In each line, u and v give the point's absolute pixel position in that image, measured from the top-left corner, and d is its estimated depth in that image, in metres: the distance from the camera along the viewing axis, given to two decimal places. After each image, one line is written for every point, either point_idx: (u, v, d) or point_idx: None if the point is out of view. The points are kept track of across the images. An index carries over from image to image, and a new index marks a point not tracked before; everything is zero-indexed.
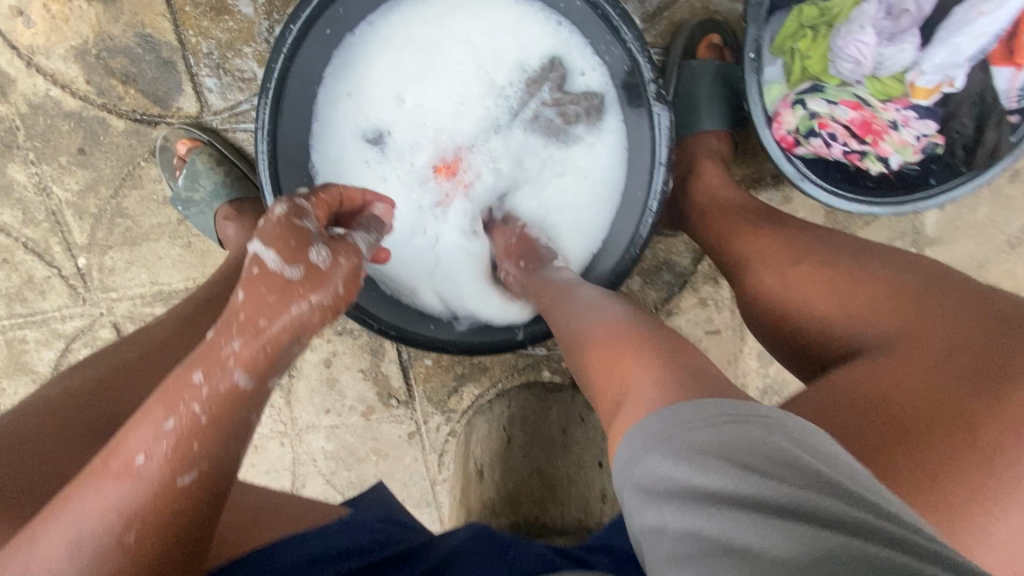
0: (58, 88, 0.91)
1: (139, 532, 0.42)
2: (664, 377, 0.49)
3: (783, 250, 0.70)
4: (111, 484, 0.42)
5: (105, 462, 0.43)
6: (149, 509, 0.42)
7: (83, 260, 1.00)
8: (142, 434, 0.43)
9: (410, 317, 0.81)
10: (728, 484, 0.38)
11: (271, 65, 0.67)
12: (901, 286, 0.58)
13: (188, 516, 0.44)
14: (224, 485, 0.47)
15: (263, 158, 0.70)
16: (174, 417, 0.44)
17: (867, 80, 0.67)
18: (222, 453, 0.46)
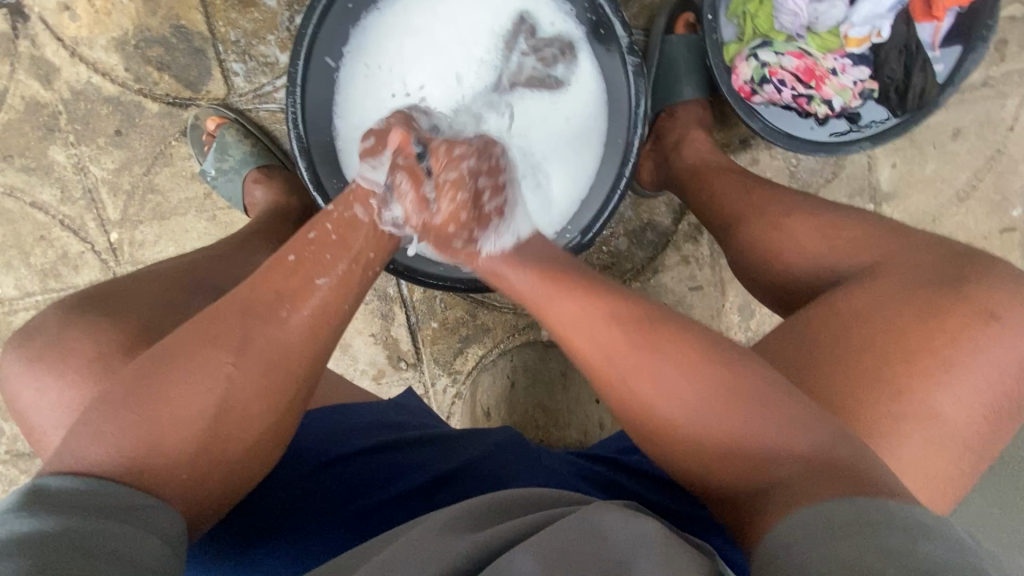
0: (99, 76, 1.02)
1: (301, 311, 0.55)
2: (752, 418, 0.50)
3: (776, 203, 0.78)
4: (278, 275, 0.56)
5: (270, 265, 0.57)
6: (306, 299, 0.56)
7: (115, 234, 1.09)
8: (297, 243, 0.59)
9: (418, 260, 0.90)
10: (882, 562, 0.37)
11: (303, 31, 0.76)
12: (871, 225, 0.70)
13: (331, 313, 0.57)
14: (352, 301, 0.60)
15: (291, 115, 0.79)
16: (316, 231, 0.60)
17: (807, 35, 0.79)
18: (353, 273, 0.60)
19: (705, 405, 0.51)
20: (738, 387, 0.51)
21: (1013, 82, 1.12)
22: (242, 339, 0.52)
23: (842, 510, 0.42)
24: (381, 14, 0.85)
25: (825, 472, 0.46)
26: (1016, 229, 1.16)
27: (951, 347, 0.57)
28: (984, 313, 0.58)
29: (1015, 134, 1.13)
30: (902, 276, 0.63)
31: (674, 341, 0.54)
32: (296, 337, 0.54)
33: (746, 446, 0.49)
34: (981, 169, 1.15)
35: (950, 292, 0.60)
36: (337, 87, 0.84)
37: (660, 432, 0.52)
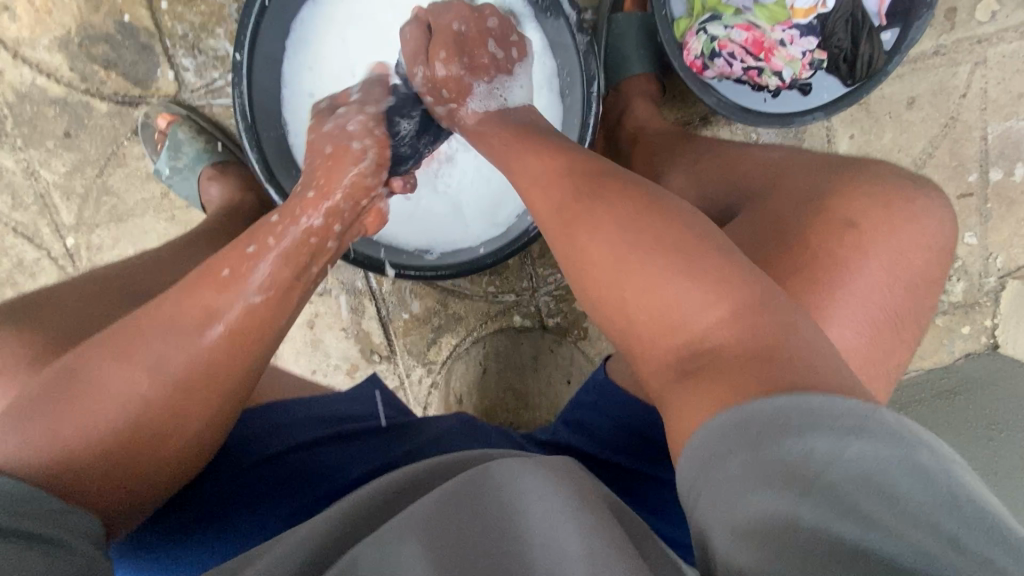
0: (43, 76, 0.99)
1: (221, 327, 0.55)
2: (685, 296, 0.48)
3: (690, 152, 0.81)
4: (205, 289, 0.56)
5: (200, 278, 0.57)
6: (226, 314, 0.56)
7: (71, 239, 1.06)
8: (229, 257, 0.59)
9: (383, 251, 0.89)
10: (803, 506, 0.34)
11: (244, 20, 0.75)
12: (766, 158, 0.71)
13: (258, 332, 0.58)
14: (281, 324, 0.61)
15: (239, 104, 0.78)
16: (255, 243, 0.61)
17: (755, 8, 0.80)
18: (287, 290, 0.61)
19: (630, 261, 0.51)
20: (671, 246, 0.51)
21: (964, 50, 1.13)
22: (157, 356, 0.53)
23: (777, 404, 0.39)
24: (322, 2, 0.83)
25: (761, 351, 0.44)
26: (972, 194, 1.19)
27: (814, 264, 0.58)
28: (845, 224, 0.59)
29: (968, 101, 1.15)
30: (776, 201, 0.64)
31: (655, 220, 0.52)
32: (217, 356, 0.55)
33: (675, 327, 0.49)
34: (937, 136, 1.17)
35: (817, 208, 0.61)
36: (282, 79, 0.84)
37: (599, 310, 0.54)
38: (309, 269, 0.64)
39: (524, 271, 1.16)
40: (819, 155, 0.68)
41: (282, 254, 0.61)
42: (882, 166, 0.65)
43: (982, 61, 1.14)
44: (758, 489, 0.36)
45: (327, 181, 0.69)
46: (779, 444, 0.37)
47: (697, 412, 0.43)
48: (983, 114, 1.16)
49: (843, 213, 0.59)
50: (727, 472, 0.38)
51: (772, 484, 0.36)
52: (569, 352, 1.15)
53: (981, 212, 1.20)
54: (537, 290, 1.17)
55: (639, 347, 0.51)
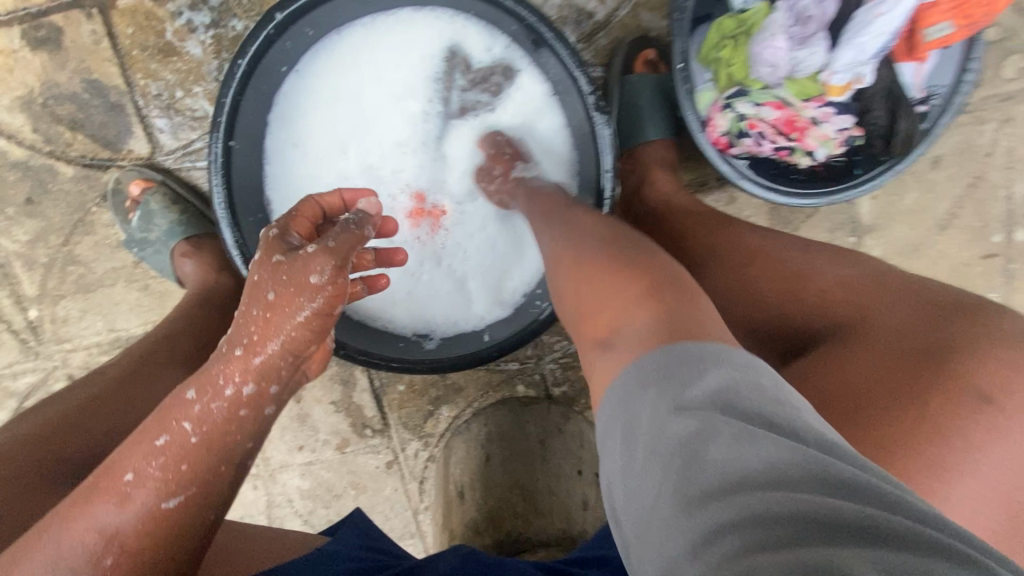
0: (2, 138, 0.90)
1: (171, 502, 0.48)
2: (632, 312, 0.49)
3: (738, 252, 0.70)
4: (102, 504, 0.46)
5: (97, 482, 0.47)
6: (129, 537, 0.46)
7: (34, 312, 0.97)
8: (135, 453, 0.48)
9: (378, 341, 0.81)
10: (722, 454, 0.35)
11: (221, 100, 0.66)
12: (848, 281, 0.61)
13: (182, 533, 0.49)
14: (218, 504, 0.51)
15: (216, 192, 0.69)
16: (166, 434, 0.49)
17: (785, 83, 0.72)
18: (215, 475, 0.51)
19: (592, 282, 0.55)
20: (620, 263, 0.55)
21: (990, 107, 1.08)
22: (84, 556, 0.45)
23: (660, 359, 0.43)
24: (307, 70, 0.76)
25: (675, 327, 0.46)
26: (997, 255, 1.14)
27: (939, 441, 0.48)
28: (979, 397, 0.49)
29: (994, 160, 1.10)
30: (880, 344, 0.54)
31: (623, 250, 0.56)
32: (157, 542, 0.47)
33: (618, 337, 0.49)
34: (961, 196, 1.11)
35: (936, 367, 0.51)
36: (265, 153, 0.77)
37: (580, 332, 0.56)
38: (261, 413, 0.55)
39: (529, 340, 1.09)
40: (926, 285, 0.58)
41: (203, 439, 0.50)
42: (1010, 314, 0.54)
43: (1009, 119, 1.08)
44: (673, 463, 0.37)
45: (261, 330, 0.53)
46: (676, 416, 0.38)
47: (613, 384, 0.46)
48: (1009, 173, 1.10)
49: (972, 372, 0.50)
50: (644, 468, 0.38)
51: (688, 461, 0.36)
52: (578, 425, 1.03)
53: (1006, 273, 1.14)
54: (542, 358, 1.10)
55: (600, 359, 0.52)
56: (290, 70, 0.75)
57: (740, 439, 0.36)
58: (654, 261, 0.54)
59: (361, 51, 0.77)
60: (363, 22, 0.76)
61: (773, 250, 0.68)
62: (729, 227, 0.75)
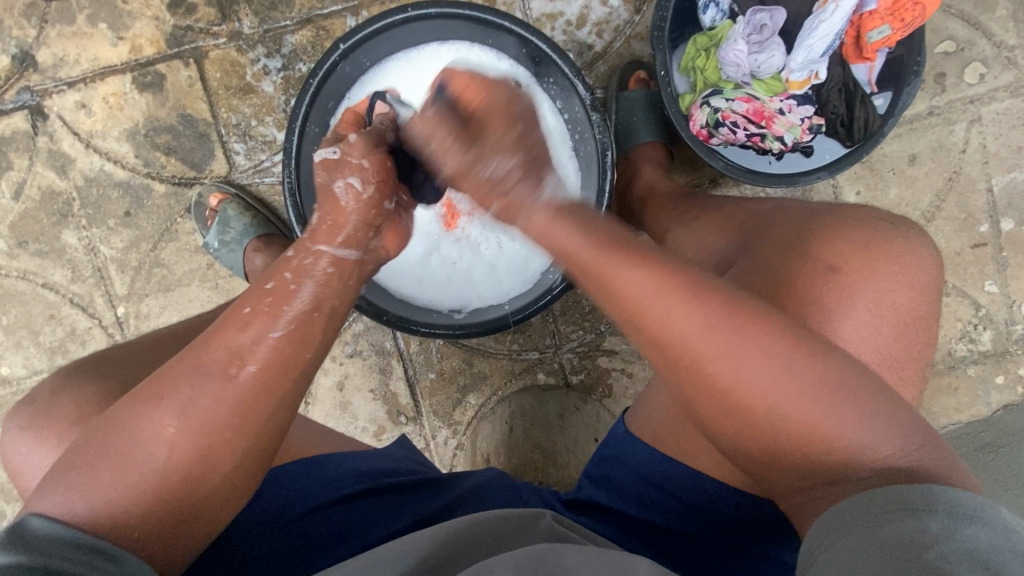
0: (111, 163, 1.10)
1: (246, 367, 0.54)
2: (835, 411, 0.52)
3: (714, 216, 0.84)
4: (228, 330, 0.56)
5: (226, 318, 0.57)
6: (251, 354, 0.55)
7: (121, 309, 1.13)
8: (256, 299, 0.58)
9: (416, 311, 0.94)
10: (929, 542, 0.43)
11: (296, 111, 0.85)
12: (758, 210, 0.79)
13: (282, 367, 0.56)
14: (312, 352, 0.59)
15: (287, 183, 0.85)
16: (274, 280, 0.60)
17: (753, 81, 0.87)
18: (310, 320, 0.59)
19: (782, 390, 0.52)
20: (775, 341, 0.53)
21: (958, 109, 1.20)
22: (185, 401, 0.53)
23: (889, 493, 0.48)
24: (360, 93, 0.94)
25: (912, 467, 0.51)
26: (987, 244, 1.21)
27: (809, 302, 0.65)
28: (829, 269, 0.65)
29: (969, 156, 1.20)
30: (766, 249, 0.71)
31: (758, 330, 0.54)
32: (240, 397, 0.54)
33: (825, 444, 0.52)
34: (942, 189, 1.21)
35: (799, 255, 0.68)
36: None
37: (726, 417, 0.54)
38: (334, 300, 0.62)
39: (547, 329, 1.19)
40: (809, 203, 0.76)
41: (308, 286, 0.61)
42: (858, 210, 0.72)
43: (977, 119, 1.20)
44: (882, 541, 0.45)
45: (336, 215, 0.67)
46: (893, 519, 0.46)
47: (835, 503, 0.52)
48: (985, 167, 1.20)
49: (839, 256, 0.66)
50: (852, 537, 0.47)
51: (895, 538, 0.44)
52: (595, 409, 1.16)
53: (998, 260, 1.21)
54: (560, 348, 1.19)
55: (780, 466, 0.55)
56: (341, 97, 0.92)
57: (908, 516, 0.46)
58: (817, 347, 0.54)
59: (401, 79, 0.96)
60: (401, 57, 0.95)
61: (740, 209, 0.82)
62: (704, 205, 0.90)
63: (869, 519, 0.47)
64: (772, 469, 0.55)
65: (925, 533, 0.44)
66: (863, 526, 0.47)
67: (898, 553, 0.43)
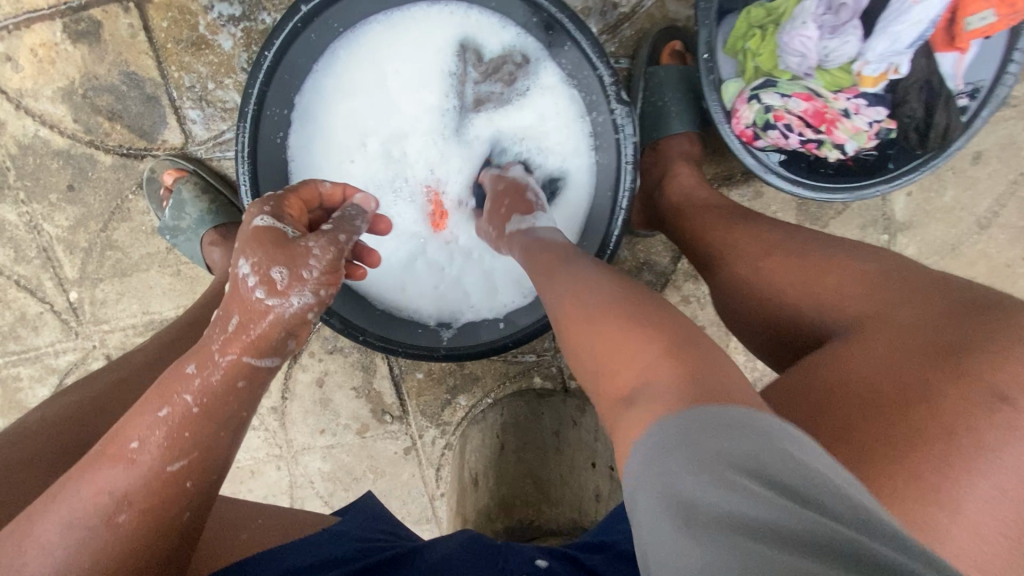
0: (46, 128, 0.94)
1: (127, 515, 0.44)
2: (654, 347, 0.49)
3: (760, 243, 0.69)
4: (107, 470, 0.45)
5: (101, 452, 0.46)
6: (140, 494, 0.45)
7: (74, 293, 1.02)
8: (138, 424, 0.46)
9: (398, 328, 0.82)
10: (750, 492, 0.34)
11: (248, 91, 0.68)
12: (860, 273, 0.59)
13: (177, 498, 0.46)
14: (213, 476, 0.49)
15: (242, 179, 0.71)
16: (167, 407, 0.47)
17: (816, 73, 0.71)
18: (212, 442, 0.48)
19: (589, 309, 0.54)
20: (604, 271, 0.59)
21: None
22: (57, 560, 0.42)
23: (713, 410, 0.40)
24: (331, 66, 0.77)
25: (698, 389, 0.42)
26: None
27: (950, 442, 0.46)
28: (993, 399, 0.46)
29: None
30: (895, 335, 0.53)
31: (594, 264, 0.61)
32: (131, 544, 0.44)
33: (624, 359, 0.48)
34: (1004, 193, 1.06)
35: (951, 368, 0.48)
36: (288, 144, 0.78)
37: (567, 340, 0.56)
38: (240, 416, 0.50)
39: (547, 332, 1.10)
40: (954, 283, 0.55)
41: (202, 409, 0.48)
42: None
43: None
44: (702, 477, 0.36)
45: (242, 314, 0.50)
46: (717, 438, 0.38)
47: (629, 432, 0.44)
48: None
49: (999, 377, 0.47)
50: (680, 456, 0.38)
51: (715, 470, 0.36)
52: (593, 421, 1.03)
53: None
54: (559, 351, 1.10)
55: (597, 393, 0.51)
56: (309, 70, 0.75)
57: (739, 460, 0.36)
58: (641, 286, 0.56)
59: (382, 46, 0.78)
60: (383, 20, 0.77)
61: (807, 252, 0.65)
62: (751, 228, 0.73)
63: (686, 442, 0.39)
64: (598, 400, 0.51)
65: (749, 454, 0.37)
66: (681, 449, 0.38)
67: (720, 476, 0.36)
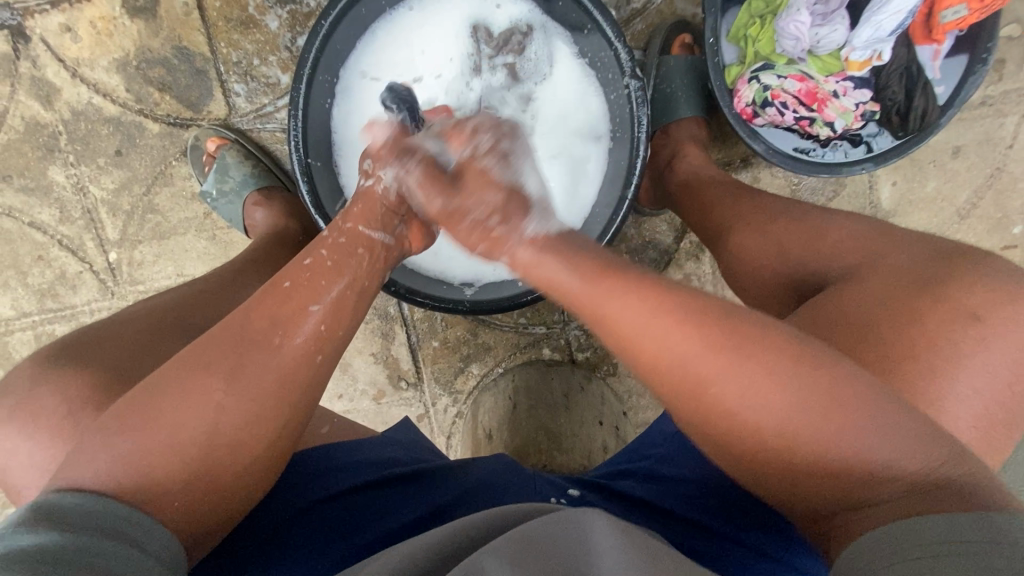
0: (100, 96, 1.02)
1: (287, 335, 0.53)
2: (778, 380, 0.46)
3: (762, 211, 0.77)
4: (270, 300, 0.55)
5: (267, 289, 0.56)
6: (300, 325, 0.54)
7: (113, 254, 1.08)
8: (293, 270, 0.58)
9: (426, 284, 0.89)
10: (935, 574, 0.37)
11: (305, 56, 0.76)
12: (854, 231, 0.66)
13: (328, 337, 0.56)
14: (341, 336, 0.58)
15: (293, 140, 0.78)
16: (312, 257, 0.60)
17: (809, 58, 0.80)
18: (345, 306, 0.59)
19: (715, 359, 0.47)
20: (707, 313, 0.49)
21: (1012, 101, 1.12)
22: (233, 365, 0.51)
23: (896, 528, 0.41)
24: (370, 43, 0.84)
25: (913, 498, 0.43)
26: (1018, 247, 1.16)
27: (935, 357, 0.53)
28: (967, 317, 0.53)
29: (1015, 152, 1.13)
30: (875, 277, 0.60)
31: (677, 297, 0.50)
32: (286, 365, 0.53)
33: (788, 438, 0.45)
34: (981, 186, 1.14)
35: (927, 294, 0.56)
36: (332, 116, 0.84)
37: (680, 390, 0.48)
38: (369, 279, 0.63)
39: (557, 305, 1.16)
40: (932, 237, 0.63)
41: (342, 265, 0.60)
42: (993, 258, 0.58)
43: None
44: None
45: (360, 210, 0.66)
46: (891, 555, 0.40)
47: (860, 526, 0.44)
48: None
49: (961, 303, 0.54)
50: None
51: (894, 573, 0.38)
52: (599, 390, 1.11)
53: None
54: (568, 324, 1.16)
55: (754, 458, 0.47)
56: (352, 46, 0.83)
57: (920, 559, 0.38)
58: (743, 315, 0.49)
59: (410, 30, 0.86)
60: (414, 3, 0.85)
61: (795, 216, 0.73)
62: (756, 203, 0.80)
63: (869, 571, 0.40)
64: (759, 476, 0.48)
65: (927, 554, 0.38)
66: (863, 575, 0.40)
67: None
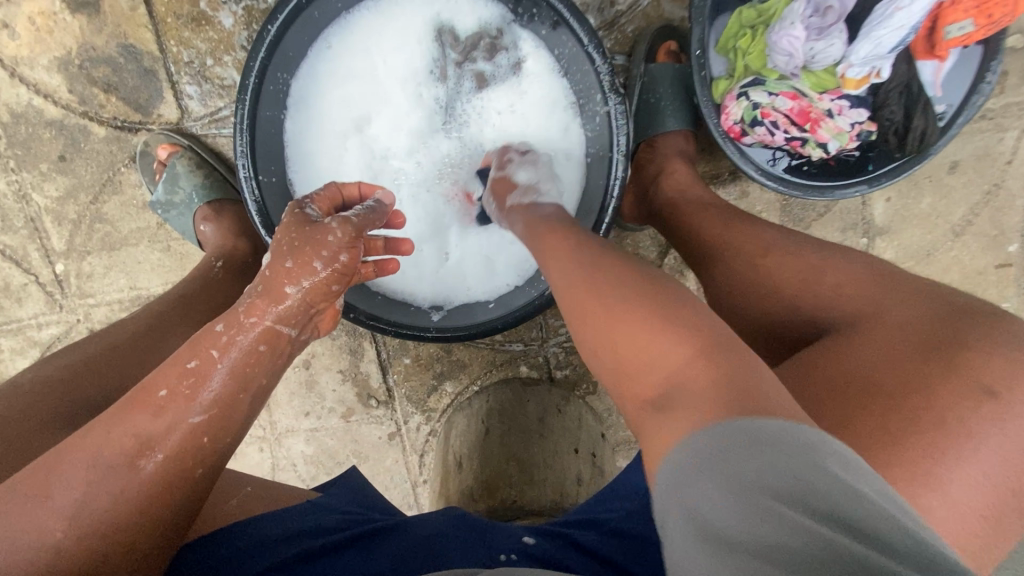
0: (40, 97, 0.94)
1: (153, 464, 0.47)
2: (685, 357, 0.45)
3: (756, 245, 0.71)
4: (138, 415, 0.48)
5: (134, 397, 0.49)
6: (163, 441, 0.48)
7: (60, 266, 1.01)
8: (167, 373, 0.50)
9: (389, 309, 0.83)
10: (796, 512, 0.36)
11: (249, 64, 0.69)
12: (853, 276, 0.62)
13: (196, 454, 0.49)
14: (219, 452, 0.51)
15: (240, 158, 0.72)
16: (196, 358, 0.51)
17: (802, 74, 0.74)
18: (233, 404, 0.52)
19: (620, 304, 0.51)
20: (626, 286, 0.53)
21: (1014, 114, 1.06)
22: (79, 499, 0.45)
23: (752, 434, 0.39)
24: (324, 51, 0.78)
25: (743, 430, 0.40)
26: (1012, 265, 1.12)
27: (939, 424, 0.48)
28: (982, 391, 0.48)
29: (1014, 168, 1.08)
30: (881, 333, 0.55)
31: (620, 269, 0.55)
32: (145, 494, 0.47)
33: (669, 392, 0.45)
34: (978, 203, 1.10)
35: (938, 358, 0.51)
36: (286, 129, 0.78)
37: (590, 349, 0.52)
38: (261, 378, 0.55)
39: (535, 322, 1.11)
40: (940, 291, 0.58)
41: (230, 368, 0.52)
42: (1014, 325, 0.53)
43: None
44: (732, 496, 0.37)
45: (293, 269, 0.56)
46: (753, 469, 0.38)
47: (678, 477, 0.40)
48: None
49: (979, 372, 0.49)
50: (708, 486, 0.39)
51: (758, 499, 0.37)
52: (576, 410, 1.06)
53: (1021, 283, 1.12)
54: (546, 341, 1.11)
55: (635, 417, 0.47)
56: (306, 53, 0.76)
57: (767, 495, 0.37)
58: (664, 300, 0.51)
59: (367, 36, 0.79)
60: (372, 6, 0.78)
61: (788, 251, 0.68)
62: (744, 227, 0.75)
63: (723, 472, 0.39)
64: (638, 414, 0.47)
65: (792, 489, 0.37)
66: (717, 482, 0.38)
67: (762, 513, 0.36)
